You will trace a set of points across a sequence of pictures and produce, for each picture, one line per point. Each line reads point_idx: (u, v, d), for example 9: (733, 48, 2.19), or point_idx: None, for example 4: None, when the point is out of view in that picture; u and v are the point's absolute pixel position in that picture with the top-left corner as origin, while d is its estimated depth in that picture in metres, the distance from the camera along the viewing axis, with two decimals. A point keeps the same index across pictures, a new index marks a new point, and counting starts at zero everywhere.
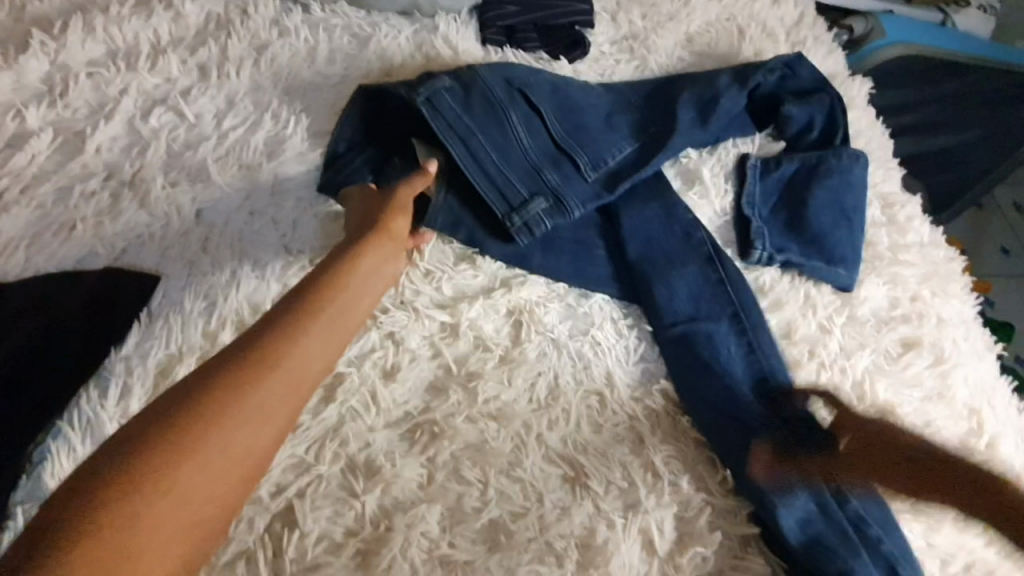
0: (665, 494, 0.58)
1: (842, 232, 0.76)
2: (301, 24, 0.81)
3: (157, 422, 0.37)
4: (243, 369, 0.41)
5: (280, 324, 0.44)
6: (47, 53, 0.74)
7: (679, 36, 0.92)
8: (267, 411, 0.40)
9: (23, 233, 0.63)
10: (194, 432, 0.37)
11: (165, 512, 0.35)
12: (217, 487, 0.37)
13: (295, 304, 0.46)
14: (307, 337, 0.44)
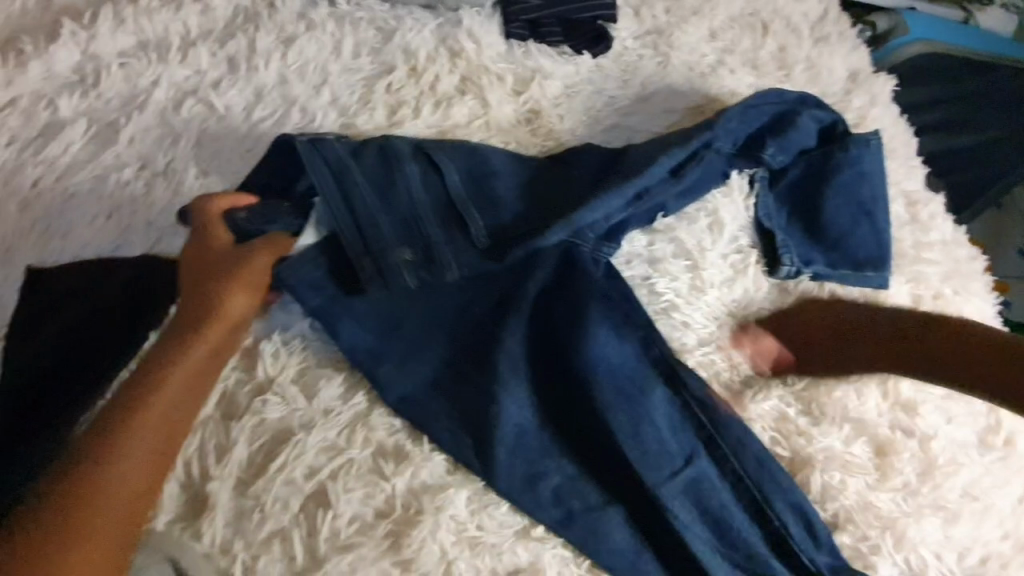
0: (684, 488, 0.60)
1: (864, 230, 0.75)
2: (327, 17, 0.82)
3: (60, 483, 0.46)
4: (114, 419, 0.49)
5: (155, 361, 0.53)
6: (77, 43, 0.75)
7: (702, 31, 0.91)
8: (131, 448, 0.49)
9: (61, 221, 0.65)
10: (101, 465, 0.47)
11: (117, 517, 0.46)
12: (131, 489, 0.48)
13: (163, 338, 0.54)
14: (178, 368, 0.53)
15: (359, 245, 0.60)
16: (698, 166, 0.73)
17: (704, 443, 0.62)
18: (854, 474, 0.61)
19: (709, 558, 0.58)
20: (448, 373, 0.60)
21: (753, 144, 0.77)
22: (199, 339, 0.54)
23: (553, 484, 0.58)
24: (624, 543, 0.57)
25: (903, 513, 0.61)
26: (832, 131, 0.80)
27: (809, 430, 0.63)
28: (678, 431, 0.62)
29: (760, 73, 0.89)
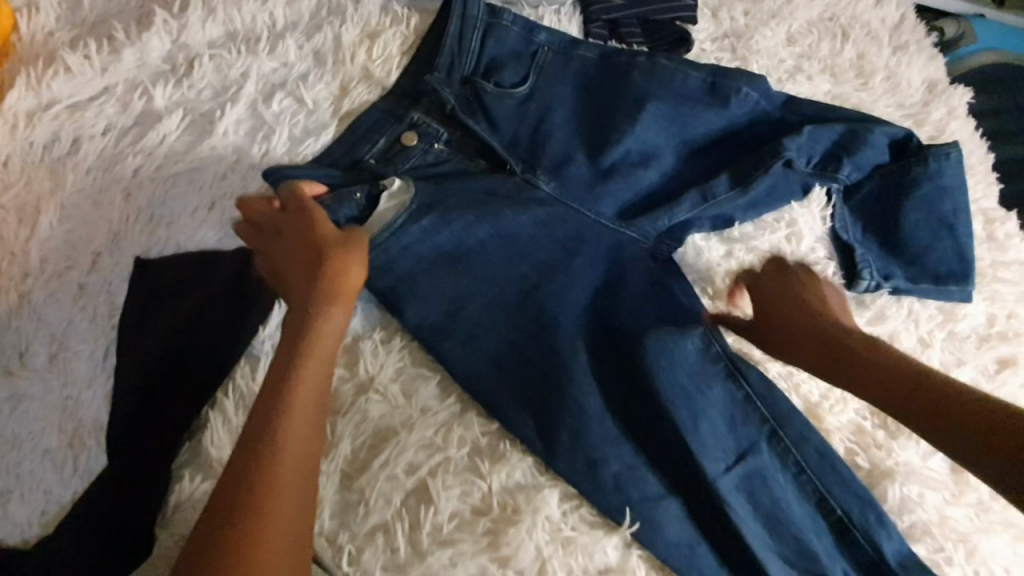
0: (740, 479, 0.60)
1: (946, 242, 0.74)
2: (411, 11, 0.82)
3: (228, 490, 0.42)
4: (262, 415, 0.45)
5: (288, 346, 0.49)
6: (168, 31, 0.75)
7: (781, 36, 0.90)
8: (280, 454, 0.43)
9: (162, 212, 0.67)
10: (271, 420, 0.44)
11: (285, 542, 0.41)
12: (300, 451, 0.44)
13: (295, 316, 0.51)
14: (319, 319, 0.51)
15: (426, 250, 0.64)
16: (767, 177, 0.73)
17: (767, 437, 0.62)
18: (931, 489, 0.62)
19: (764, 548, 0.58)
20: (513, 354, 0.63)
21: (828, 163, 0.76)
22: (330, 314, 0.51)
23: (614, 472, 0.59)
24: (680, 536, 0.59)
25: (975, 529, 0.62)
26: (906, 148, 0.77)
27: (888, 443, 0.64)
28: (737, 426, 0.62)
29: (838, 81, 0.89)
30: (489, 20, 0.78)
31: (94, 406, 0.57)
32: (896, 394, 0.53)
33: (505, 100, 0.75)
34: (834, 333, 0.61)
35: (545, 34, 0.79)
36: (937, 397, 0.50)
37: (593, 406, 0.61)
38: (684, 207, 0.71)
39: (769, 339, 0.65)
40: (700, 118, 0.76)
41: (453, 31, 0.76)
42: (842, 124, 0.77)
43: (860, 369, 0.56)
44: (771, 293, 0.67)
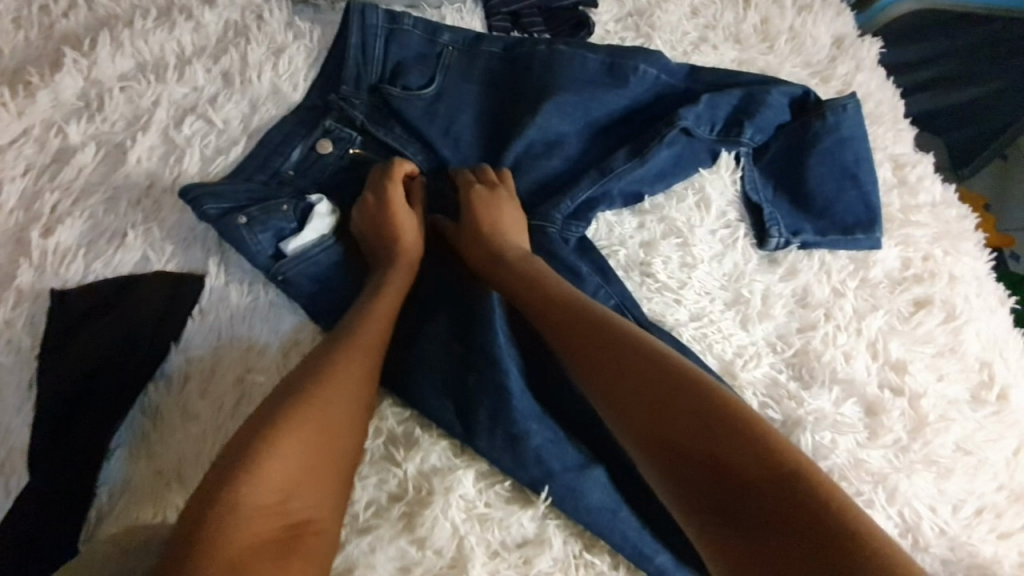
0: None
1: (849, 194, 0.76)
2: (314, 26, 0.84)
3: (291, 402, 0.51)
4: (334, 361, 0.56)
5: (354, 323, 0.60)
6: (79, 69, 0.78)
7: (684, 9, 0.92)
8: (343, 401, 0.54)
9: (80, 242, 0.69)
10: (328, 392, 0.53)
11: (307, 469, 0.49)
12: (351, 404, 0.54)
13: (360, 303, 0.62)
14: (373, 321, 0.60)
15: None
16: (664, 147, 0.75)
17: None
18: (844, 434, 0.64)
19: None
20: (429, 347, 0.64)
21: (731, 128, 0.78)
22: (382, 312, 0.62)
23: (535, 446, 0.59)
24: (602, 501, 0.58)
25: (894, 469, 0.63)
26: (805, 104, 0.80)
27: (799, 394, 0.66)
28: None
29: (743, 48, 0.90)
30: (391, 27, 0.79)
31: (20, 433, 0.59)
32: (690, 435, 0.50)
33: (405, 103, 0.77)
34: (655, 375, 0.53)
35: (447, 35, 0.81)
36: (714, 452, 0.48)
37: (513, 383, 0.61)
38: (585, 187, 0.73)
39: (573, 346, 0.58)
40: (602, 97, 0.78)
41: (355, 40, 0.77)
42: (740, 89, 0.79)
43: (657, 424, 0.52)
44: (526, 299, 0.63)
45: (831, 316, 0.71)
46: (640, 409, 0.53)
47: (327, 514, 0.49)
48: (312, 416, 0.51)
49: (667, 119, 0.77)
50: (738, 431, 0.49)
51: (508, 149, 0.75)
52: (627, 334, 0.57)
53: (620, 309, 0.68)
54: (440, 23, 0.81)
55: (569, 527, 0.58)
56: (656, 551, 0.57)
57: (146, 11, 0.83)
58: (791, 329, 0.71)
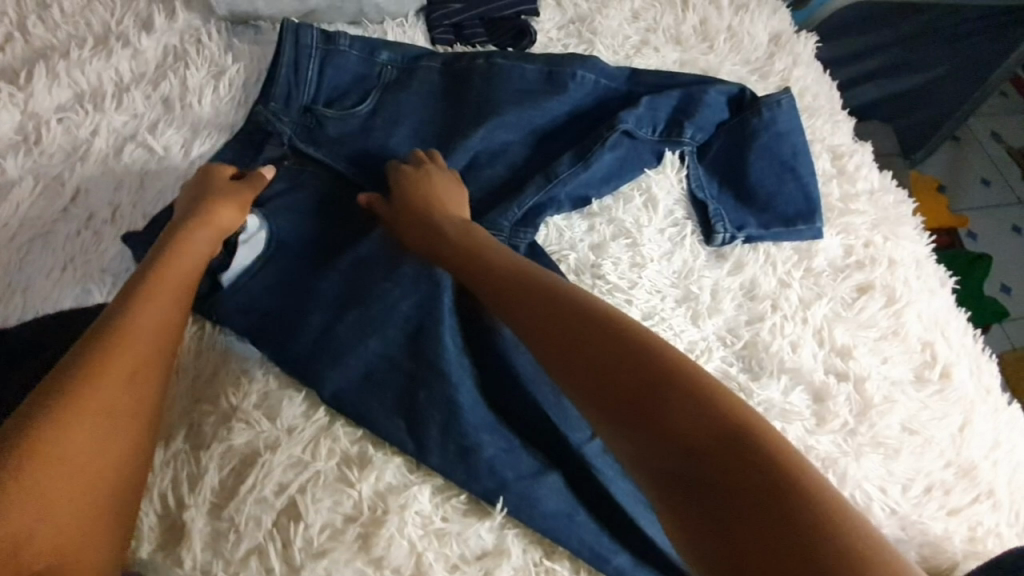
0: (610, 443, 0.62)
1: (790, 186, 0.78)
2: (254, 47, 0.84)
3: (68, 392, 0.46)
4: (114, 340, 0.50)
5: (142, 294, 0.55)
6: (15, 104, 0.76)
7: (624, 13, 0.93)
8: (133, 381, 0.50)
9: (18, 279, 0.67)
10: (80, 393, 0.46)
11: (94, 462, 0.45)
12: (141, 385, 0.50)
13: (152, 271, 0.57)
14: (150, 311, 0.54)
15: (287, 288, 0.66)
16: (607, 151, 0.76)
17: None
18: (793, 422, 0.65)
19: (637, 509, 0.59)
20: (381, 365, 0.64)
21: (672, 128, 0.80)
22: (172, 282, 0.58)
23: (488, 458, 0.59)
24: (558, 507, 0.58)
25: (843, 453, 0.65)
26: (743, 101, 0.82)
27: (749, 385, 0.67)
28: None
29: (683, 49, 0.92)
30: (326, 47, 0.78)
31: None
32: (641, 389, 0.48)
33: (348, 122, 0.77)
34: (609, 338, 0.52)
35: (385, 54, 0.80)
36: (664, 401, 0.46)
37: (464, 398, 0.61)
38: (531, 194, 0.74)
39: (523, 310, 0.58)
40: (545, 104, 0.79)
41: (287, 60, 0.76)
42: (678, 90, 0.81)
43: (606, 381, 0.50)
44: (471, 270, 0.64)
45: (778, 307, 0.72)
46: (591, 368, 0.51)
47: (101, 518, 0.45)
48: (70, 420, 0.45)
49: (609, 123, 0.78)
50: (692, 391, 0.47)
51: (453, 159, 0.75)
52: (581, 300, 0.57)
53: None
54: (375, 42, 0.81)
55: (527, 535, 0.58)
56: (614, 552, 0.58)
57: (83, 41, 0.82)
58: (740, 321, 0.72)
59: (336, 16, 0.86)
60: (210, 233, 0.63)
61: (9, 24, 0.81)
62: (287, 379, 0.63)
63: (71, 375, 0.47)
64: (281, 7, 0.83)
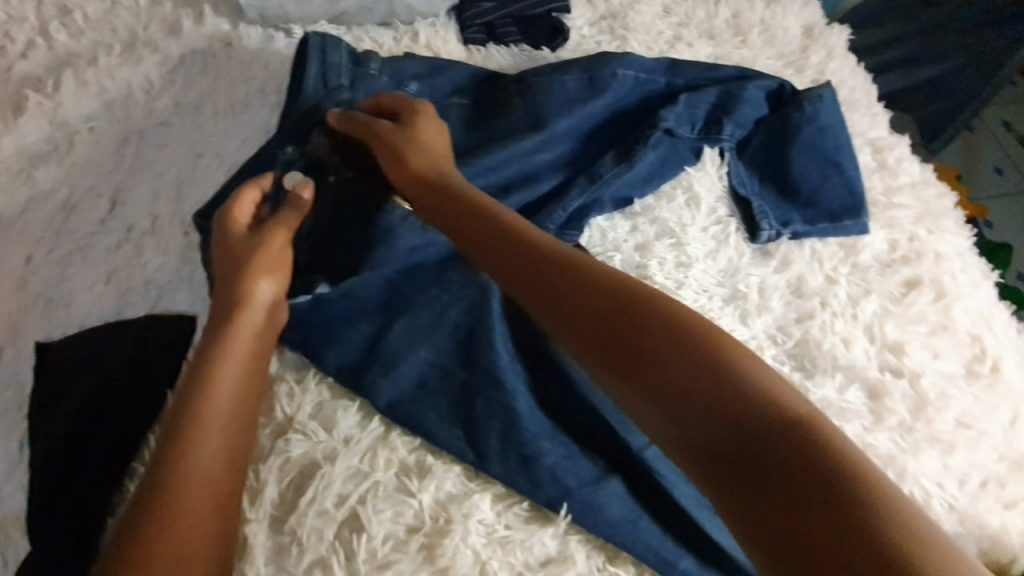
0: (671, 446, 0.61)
1: (834, 181, 0.77)
2: (286, 49, 0.82)
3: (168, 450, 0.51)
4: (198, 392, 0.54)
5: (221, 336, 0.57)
6: (44, 112, 0.74)
7: (655, 9, 0.92)
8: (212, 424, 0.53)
9: (61, 292, 0.66)
10: (190, 455, 0.51)
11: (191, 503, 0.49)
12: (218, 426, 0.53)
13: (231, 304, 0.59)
14: (231, 361, 0.56)
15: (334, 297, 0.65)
16: (649, 151, 0.76)
17: None
18: (851, 420, 0.65)
19: (700, 512, 0.59)
20: (434, 372, 0.63)
21: (711, 125, 0.79)
22: (244, 316, 0.58)
23: (549, 465, 0.58)
24: (622, 513, 0.57)
25: (901, 451, 0.64)
26: (782, 96, 0.81)
27: (804, 384, 0.66)
28: None
29: (716, 43, 0.91)
30: (353, 69, 0.77)
31: (15, 502, 0.57)
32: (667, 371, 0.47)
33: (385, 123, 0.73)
34: (615, 312, 0.51)
35: (413, 84, 0.77)
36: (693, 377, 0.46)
37: (520, 404, 0.61)
38: (576, 195, 0.73)
39: (522, 272, 0.57)
40: (584, 103, 0.77)
41: (314, 68, 0.75)
42: (716, 87, 0.80)
43: (629, 354, 0.49)
44: (466, 224, 0.62)
45: (827, 304, 0.72)
46: (611, 345, 0.50)
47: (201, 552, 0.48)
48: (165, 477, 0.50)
49: (650, 124, 0.77)
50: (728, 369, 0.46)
51: (505, 166, 0.73)
52: (576, 263, 0.56)
53: None
54: (407, 70, 0.78)
55: (590, 541, 0.57)
56: (681, 557, 0.57)
57: (110, 46, 0.80)
58: (789, 319, 0.71)
59: (366, 17, 0.84)
60: (281, 242, 0.63)
61: (32, 30, 0.79)
62: (340, 390, 0.62)
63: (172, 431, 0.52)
64: (313, 10, 0.82)
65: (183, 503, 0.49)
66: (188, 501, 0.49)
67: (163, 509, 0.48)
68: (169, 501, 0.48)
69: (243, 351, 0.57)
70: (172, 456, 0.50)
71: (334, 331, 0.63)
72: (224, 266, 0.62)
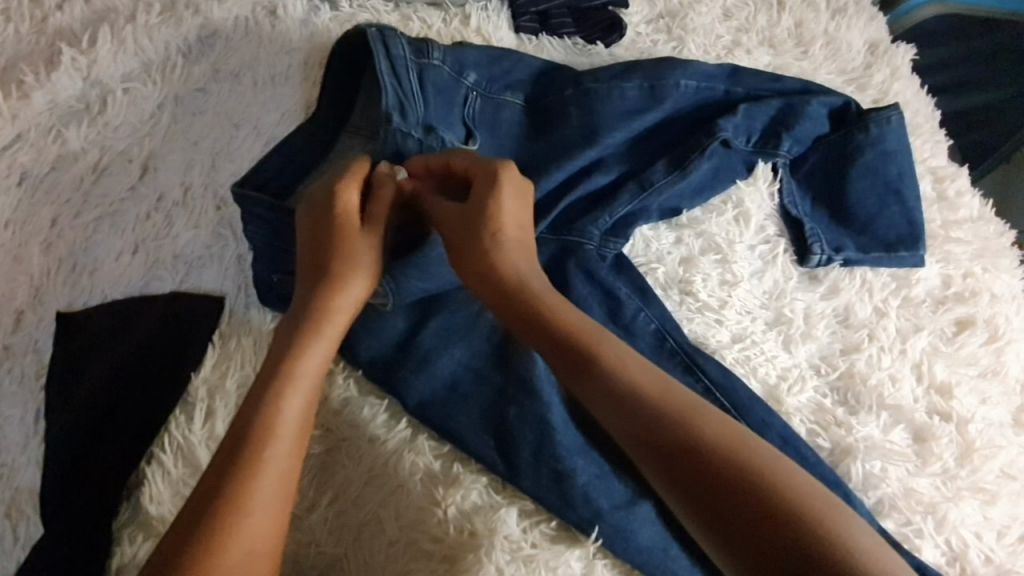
0: None
1: (890, 210, 0.74)
2: (331, 23, 0.78)
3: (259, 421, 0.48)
4: (287, 371, 0.51)
5: (311, 320, 0.54)
6: (78, 68, 0.70)
7: (716, 11, 0.88)
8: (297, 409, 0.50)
9: (85, 259, 0.64)
10: (262, 456, 0.46)
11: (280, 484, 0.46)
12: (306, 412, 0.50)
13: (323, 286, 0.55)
14: (315, 350, 0.53)
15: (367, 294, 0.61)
16: (705, 160, 0.72)
17: None
18: (894, 462, 0.63)
19: None
20: (469, 376, 0.60)
21: (768, 139, 0.75)
22: (334, 305, 0.55)
23: (583, 483, 0.56)
24: (652, 540, 0.56)
25: (942, 498, 0.62)
26: (846, 113, 0.78)
27: (848, 420, 0.64)
28: None
29: (777, 52, 0.87)
30: (420, 62, 0.66)
31: (30, 473, 0.56)
32: (732, 494, 0.45)
33: (440, 107, 0.67)
34: (684, 428, 0.48)
35: (474, 75, 0.70)
36: (741, 495, 0.44)
37: (556, 416, 0.58)
38: (624, 202, 0.70)
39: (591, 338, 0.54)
40: (640, 105, 0.74)
41: (386, 71, 0.64)
42: (777, 100, 0.76)
43: (696, 473, 0.46)
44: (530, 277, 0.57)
45: (875, 337, 0.69)
46: (677, 457, 0.47)
47: (272, 529, 0.45)
48: (253, 447, 0.47)
49: (697, 145, 0.75)
50: (758, 479, 0.45)
51: (558, 168, 0.69)
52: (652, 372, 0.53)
53: (661, 336, 0.66)
54: (466, 56, 0.71)
55: (617, 566, 0.55)
56: None
57: (148, 4, 0.75)
58: (834, 350, 0.69)
59: None
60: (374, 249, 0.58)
61: None
62: (368, 386, 0.60)
63: (267, 402, 0.49)
64: None
65: (247, 503, 0.44)
66: (264, 491, 0.45)
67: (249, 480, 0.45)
68: (256, 466, 0.46)
69: (327, 346, 0.53)
70: (244, 451, 0.46)
71: (369, 324, 0.61)
72: (308, 259, 0.57)
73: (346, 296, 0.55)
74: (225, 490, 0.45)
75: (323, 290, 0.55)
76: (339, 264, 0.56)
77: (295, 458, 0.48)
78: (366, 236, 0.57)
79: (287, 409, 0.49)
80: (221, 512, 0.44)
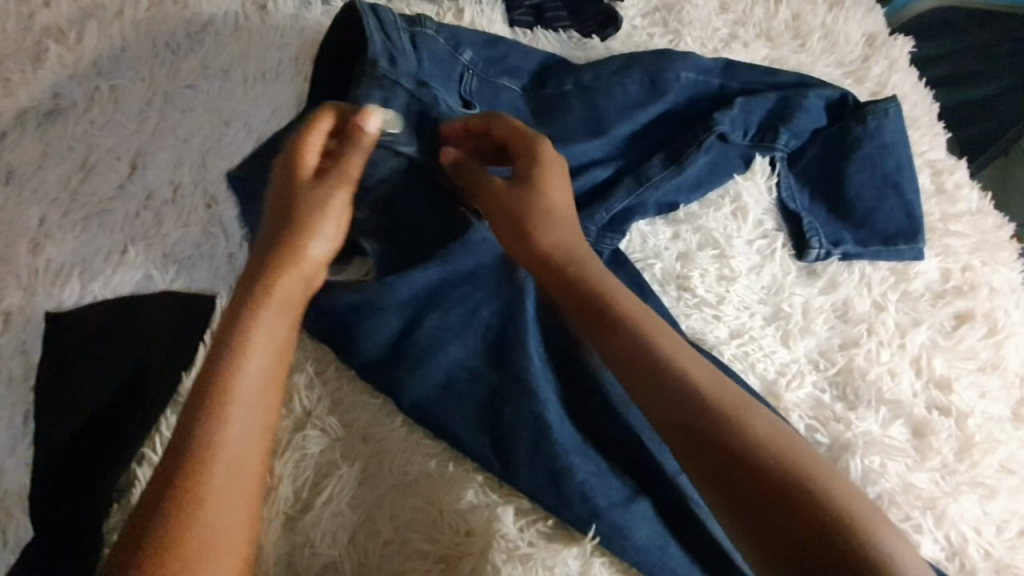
0: None
1: (890, 202, 0.74)
2: (323, 18, 0.77)
3: (208, 410, 0.46)
4: (238, 352, 0.48)
5: (265, 292, 0.52)
6: (64, 65, 0.69)
7: (712, 4, 0.87)
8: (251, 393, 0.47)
9: (73, 259, 0.63)
10: (214, 448, 0.44)
11: (235, 475, 0.45)
12: (264, 396, 0.48)
13: (278, 258, 0.53)
14: (271, 326, 0.51)
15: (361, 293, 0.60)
16: (702, 155, 0.71)
17: None
18: (894, 458, 0.62)
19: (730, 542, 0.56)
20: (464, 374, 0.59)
21: (765, 133, 0.75)
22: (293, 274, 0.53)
23: (580, 482, 0.55)
24: (649, 538, 0.55)
25: (942, 493, 0.62)
26: (844, 106, 0.77)
27: (846, 415, 0.64)
28: None
29: (774, 45, 0.86)
30: (413, 29, 0.67)
31: (18, 476, 0.55)
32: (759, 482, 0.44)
33: (431, 68, 0.67)
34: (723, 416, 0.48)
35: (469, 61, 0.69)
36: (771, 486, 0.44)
37: (553, 415, 0.57)
38: (620, 197, 0.69)
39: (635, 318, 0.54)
40: (636, 98, 0.73)
41: (374, 28, 0.64)
42: (774, 93, 0.75)
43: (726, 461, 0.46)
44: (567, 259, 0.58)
45: (874, 331, 0.68)
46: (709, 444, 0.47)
47: (231, 526, 0.43)
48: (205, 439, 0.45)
49: (693, 127, 0.75)
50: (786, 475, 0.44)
51: None
52: (675, 344, 0.53)
53: None
54: (463, 36, 0.71)
55: (615, 565, 0.55)
56: None
57: None
58: (833, 345, 0.68)
59: None
60: (335, 215, 0.56)
61: None
62: (362, 386, 0.59)
63: (218, 388, 0.46)
64: None
65: (203, 500, 0.43)
66: (220, 487, 0.44)
67: (201, 477, 0.43)
68: (209, 460, 0.44)
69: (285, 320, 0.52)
70: (193, 448, 0.44)
71: (363, 323, 0.59)
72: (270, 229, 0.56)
73: (307, 266, 0.54)
74: (175, 489, 0.43)
75: (282, 261, 0.53)
76: (299, 231, 0.54)
77: (251, 445, 0.46)
78: (324, 201, 0.56)
79: (241, 395, 0.47)
80: (173, 513, 0.42)
